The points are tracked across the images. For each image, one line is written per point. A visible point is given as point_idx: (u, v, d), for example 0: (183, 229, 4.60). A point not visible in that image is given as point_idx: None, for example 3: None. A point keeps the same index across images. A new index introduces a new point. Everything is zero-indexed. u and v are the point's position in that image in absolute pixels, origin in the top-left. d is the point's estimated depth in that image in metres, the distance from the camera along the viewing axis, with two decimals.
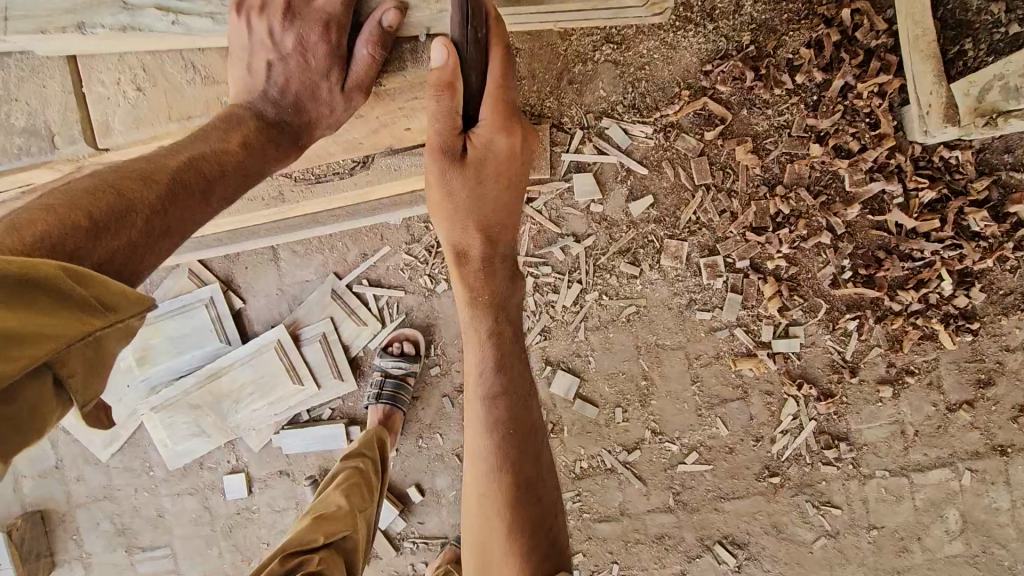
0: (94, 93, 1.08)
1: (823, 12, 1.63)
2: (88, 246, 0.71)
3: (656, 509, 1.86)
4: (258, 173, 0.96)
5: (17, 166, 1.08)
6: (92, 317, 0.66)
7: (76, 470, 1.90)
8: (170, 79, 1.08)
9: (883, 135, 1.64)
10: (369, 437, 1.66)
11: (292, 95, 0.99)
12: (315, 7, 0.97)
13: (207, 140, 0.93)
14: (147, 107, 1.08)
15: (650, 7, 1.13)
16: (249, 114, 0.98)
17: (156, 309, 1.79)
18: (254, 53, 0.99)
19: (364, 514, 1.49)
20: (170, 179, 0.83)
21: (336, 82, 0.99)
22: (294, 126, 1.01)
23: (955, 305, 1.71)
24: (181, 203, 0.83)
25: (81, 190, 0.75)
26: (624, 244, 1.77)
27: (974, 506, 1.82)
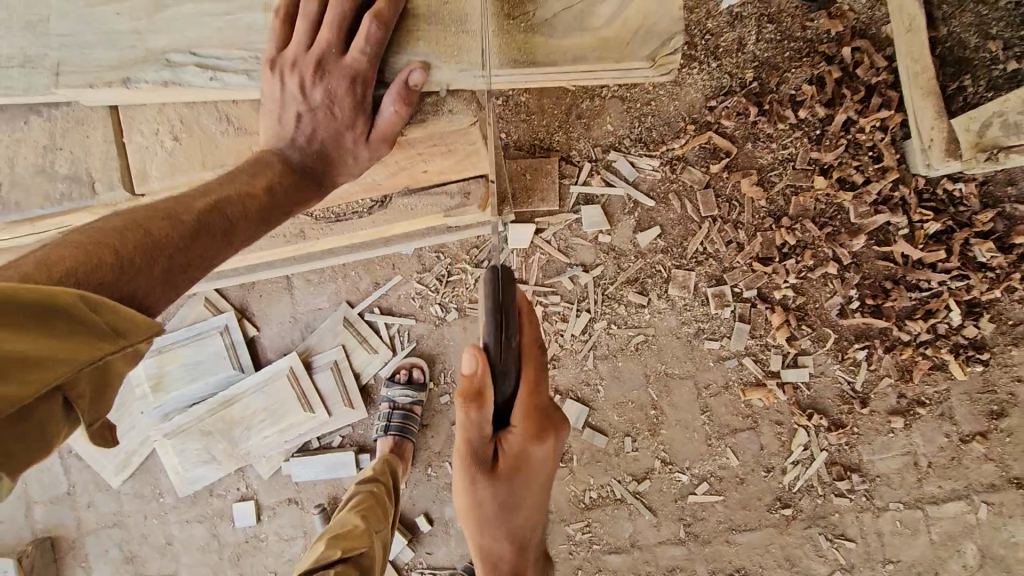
0: (134, 143, 1.13)
1: (824, 50, 1.68)
2: (113, 280, 0.74)
3: (667, 541, 1.84)
4: (280, 216, 1.00)
5: (59, 212, 1.12)
6: (101, 343, 0.68)
7: (87, 496, 1.91)
8: (205, 130, 1.14)
9: (886, 168, 1.68)
10: (381, 465, 1.68)
11: (318, 144, 1.04)
12: (344, 63, 0.99)
13: (234, 182, 0.97)
14: (183, 155, 1.13)
15: (656, 69, 1.15)
16: (278, 158, 1.03)
17: (172, 337, 1.83)
18: (285, 106, 1.03)
19: (380, 535, 1.45)
20: (197, 221, 0.87)
21: (361, 133, 1.04)
22: (318, 171, 1.06)
23: (965, 335, 1.72)
24: (203, 243, 0.87)
25: (112, 227, 0.79)
26: (632, 273, 1.80)
27: (992, 541, 1.78)
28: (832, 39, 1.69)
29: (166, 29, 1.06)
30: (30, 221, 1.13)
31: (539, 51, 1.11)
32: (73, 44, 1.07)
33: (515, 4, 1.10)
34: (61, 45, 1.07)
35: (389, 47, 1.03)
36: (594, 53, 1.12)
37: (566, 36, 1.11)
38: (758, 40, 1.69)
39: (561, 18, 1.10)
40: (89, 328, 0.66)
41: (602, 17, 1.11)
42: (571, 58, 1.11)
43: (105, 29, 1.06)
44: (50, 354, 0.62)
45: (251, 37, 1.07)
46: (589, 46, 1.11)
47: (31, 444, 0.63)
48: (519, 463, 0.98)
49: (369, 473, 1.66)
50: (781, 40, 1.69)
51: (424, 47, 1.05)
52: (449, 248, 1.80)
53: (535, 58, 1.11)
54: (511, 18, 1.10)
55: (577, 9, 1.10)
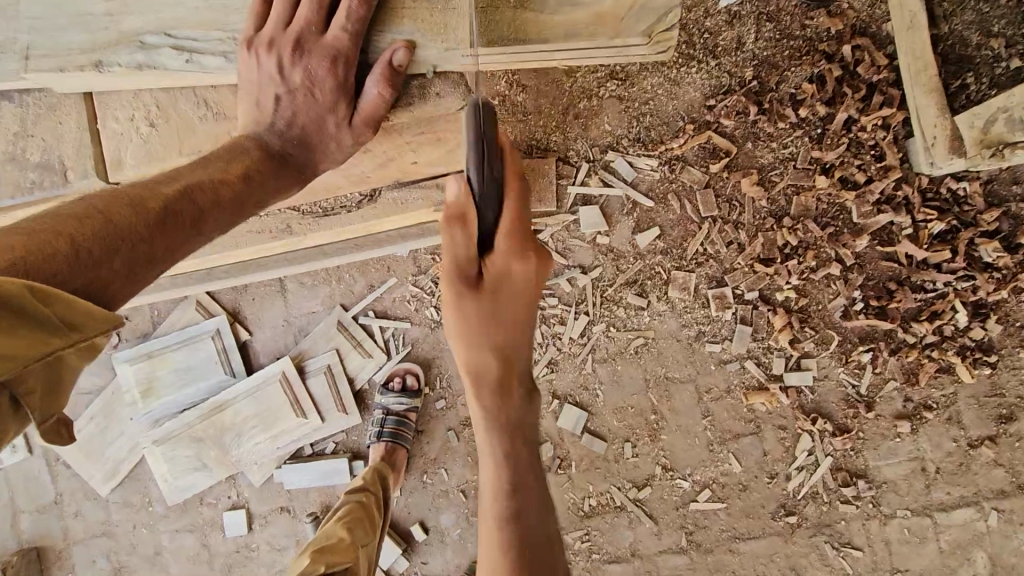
0: (107, 129, 1.10)
1: (824, 48, 1.66)
2: (70, 270, 0.71)
3: (669, 550, 1.79)
4: (255, 205, 0.97)
5: (30, 201, 1.10)
6: (55, 339, 0.64)
7: (74, 505, 1.87)
8: (182, 115, 1.10)
9: (889, 167, 1.65)
10: (371, 475, 1.65)
11: (298, 128, 1.01)
12: (324, 43, 0.98)
13: (206, 169, 0.94)
14: (159, 142, 1.10)
15: (652, 45, 1.14)
16: (254, 144, 1.00)
17: (162, 341, 1.79)
18: (263, 88, 1.00)
19: (365, 549, 1.45)
20: (163, 208, 0.84)
21: (343, 116, 1.01)
22: (297, 158, 1.03)
23: (971, 337, 1.68)
24: (170, 231, 0.84)
25: (69, 215, 0.76)
26: (631, 275, 1.76)
27: (1003, 549, 1.73)
28: (832, 37, 1.66)
29: (148, 19, 1.03)
30: (2, 211, 1.10)
31: (529, 29, 1.09)
32: (53, 36, 1.04)
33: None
34: (41, 37, 1.04)
35: (371, 29, 1.02)
36: (588, 28, 1.10)
37: (558, 11, 1.09)
38: (757, 38, 1.67)
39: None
40: (43, 321, 0.63)
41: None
42: (564, 35, 1.10)
43: (87, 20, 1.04)
44: (4, 351, 0.58)
45: (228, 18, 1.05)
46: (581, 22, 1.09)
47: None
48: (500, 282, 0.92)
49: (359, 482, 1.64)
50: (780, 38, 1.67)
51: (412, 25, 1.02)
52: None
53: (526, 36, 1.10)
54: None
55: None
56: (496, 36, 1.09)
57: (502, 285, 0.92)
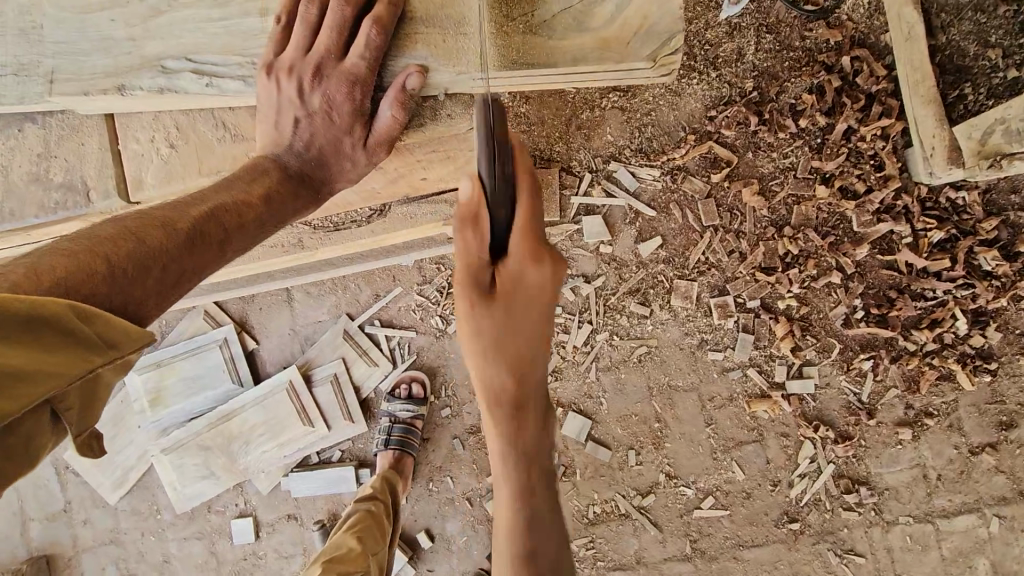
0: (129, 150, 1.13)
1: (823, 59, 1.69)
2: (103, 290, 0.73)
3: (673, 557, 1.81)
4: (277, 226, 1.00)
5: (52, 220, 1.12)
6: (94, 357, 0.67)
7: (83, 513, 1.89)
8: (201, 136, 1.13)
9: (889, 176, 1.67)
10: (378, 481, 1.67)
11: (316, 150, 1.03)
12: (342, 69, 0.99)
13: (230, 189, 0.96)
14: (178, 162, 1.13)
15: (657, 68, 1.14)
16: (275, 165, 1.02)
17: (171, 351, 1.81)
18: (282, 111, 1.02)
19: (376, 557, 1.48)
20: (190, 229, 0.86)
21: (359, 138, 1.04)
22: (317, 178, 1.05)
23: (972, 344, 1.69)
24: (197, 251, 0.86)
25: (102, 235, 0.78)
26: (634, 284, 1.78)
27: (1005, 556, 1.74)
28: (831, 48, 1.69)
29: (163, 38, 1.06)
30: (23, 230, 1.12)
31: (538, 55, 1.12)
32: (71, 55, 1.06)
33: (515, 6, 1.11)
34: (59, 56, 1.07)
35: (388, 55, 1.04)
36: (595, 53, 1.12)
37: (566, 37, 1.12)
38: (757, 50, 1.70)
39: (561, 19, 1.11)
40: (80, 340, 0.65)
41: (603, 16, 1.10)
42: (571, 60, 1.12)
43: (103, 38, 1.06)
44: (43, 369, 0.61)
45: (247, 43, 1.07)
46: (589, 47, 1.11)
47: (14, 459, 0.61)
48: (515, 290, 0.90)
49: (368, 489, 1.65)
50: (780, 50, 1.70)
51: (424, 50, 1.04)
52: (450, 260, 1.79)
53: (534, 61, 1.12)
54: (511, 20, 1.10)
55: (577, 10, 1.10)
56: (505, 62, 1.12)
57: (514, 291, 0.90)
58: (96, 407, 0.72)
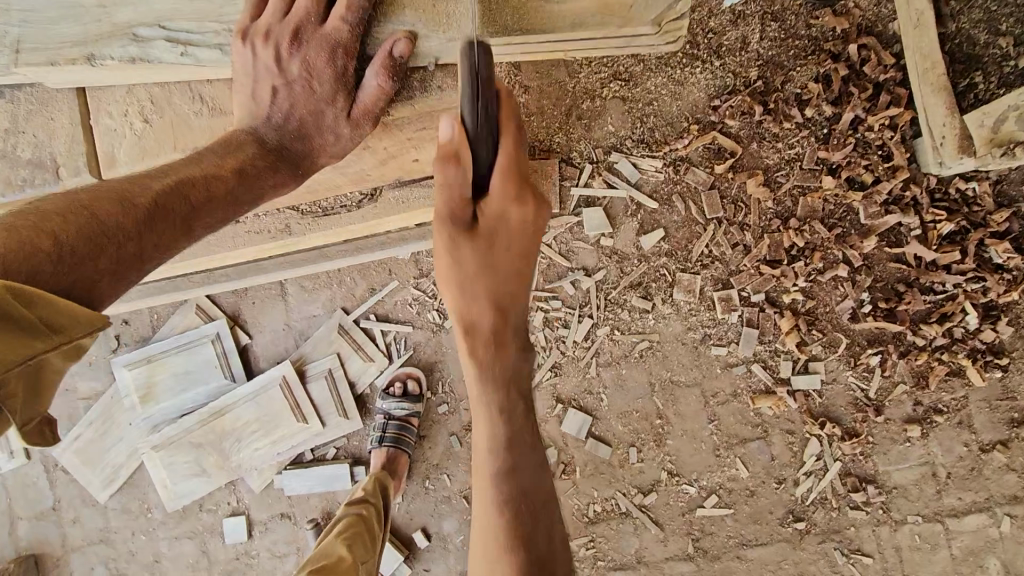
0: (102, 125, 1.09)
1: (830, 48, 1.64)
2: (54, 268, 0.68)
3: (676, 557, 1.77)
4: (252, 199, 0.96)
5: (19, 199, 1.08)
6: (40, 340, 0.62)
7: (72, 511, 1.85)
8: (176, 111, 1.09)
9: (897, 167, 1.63)
10: (372, 486, 1.63)
11: (296, 121, 1.00)
12: (323, 34, 0.96)
13: (197, 164, 0.93)
14: (152, 138, 1.09)
15: (662, 35, 1.13)
16: (250, 139, 0.99)
17: (160, 346, 1.77)
18: (259, 79, 0.99)
19: (365, 564, 1.43)
20: (151, 204, 0.82)
21: (342, 108, 1.00)
22: (292, 152, 1.01)
23: (982, 339, 1.65)
24: (159, 228, 0.82)
25: (51, 212, 0.74)
26: (635, 277, 1.74)
27: (1016, 555, 1.70)
28: (838, 36, 1.65)
29: (146, 15, 1.02)
30: None
31: (537, 19, 1.06)
32: (50, 32, 1.02)
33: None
34: (38, 33, 1.03)
35: (373, 22, 1.00)
36: (596, 19, 1.08)
37: (564, 1, 1.07)
38: (762, 38, 1.65)
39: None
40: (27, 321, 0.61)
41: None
42: (572, 25, 1.08)
43: (84, 16, 1.02)
44: None
45: (224, 9, 1.03)
46: (590, 12, 1.08)
47: None
48: (496, 227, 0.88)
49: (361, 492, 1.61)
50: (785, 39, 1.65)
51: (412, 16, 1.01)
52: None
53: (533, 27, 1.06)
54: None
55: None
56: (502, 28, 1.05)
57: (496, 231, 0.88)
58: (46, 400, 0.67)
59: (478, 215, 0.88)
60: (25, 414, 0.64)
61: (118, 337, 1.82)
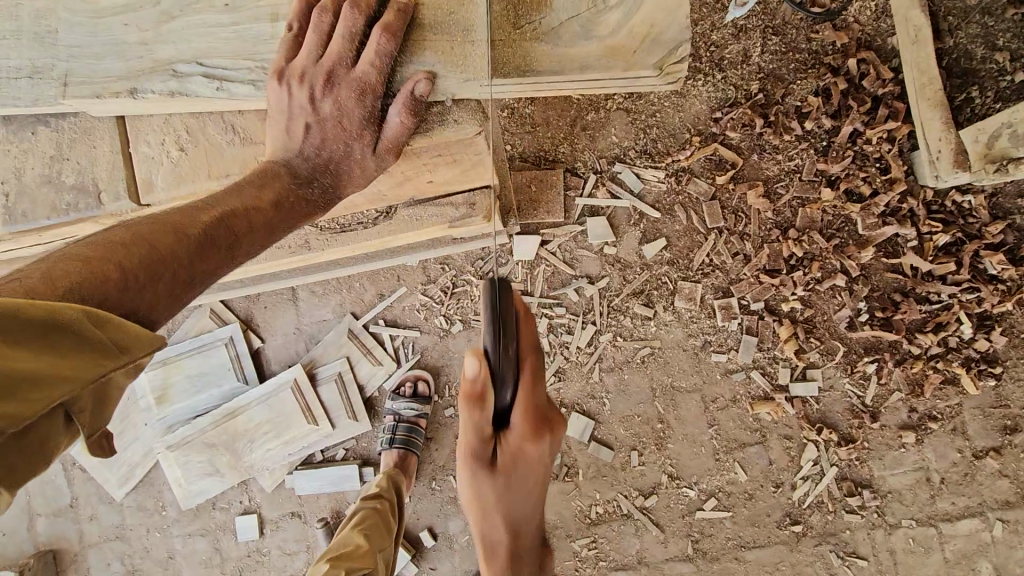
0: (140, 152, 1.15)
1: (830, 62, 1.68)
2: (119, 295, 0.73)
3: (675, 558, 1.81)
4: (284, 230, 1.02)
5: (65, 222, 1.14)
6: (107, 360, 0.67)
7: (90, 509, 1.90)
8: (210, 140, 1.15)
9: (895, 179, 1.67)
10: (383, 480, 1.67)
11: (326, 155, 1.05)
12: (354, 76, 1.00)
13: (240, 194, 0.98)
14: (188, 166, 1.15)
15: (665, 77, 1.13)
16: (283, 170, 1.04)
17: (176, 348, 1.83)
18: (292, 117, 1.03)
19: (383, 554, 1.48)
20: (201, 234, 0.88)
21: (368, 143, 1.05)
22: (323, 183, 1.07)
23: (977, 348, 1.69)
24: (208, 257, 0.88)
25: (116, 241, 0.78)
26: (637, 285, 1.78)
27: (1008, 559, 1.74)
28: (838, 50, 1.68)
29: (173, 39, 1.07)
30: (37, 230, 1.14)
31: (546, 63, 1.11)
32: (81, 56, 1.07)
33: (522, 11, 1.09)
34: (70, 58, 1.08)
35: (398, 60, 1.04)
36: (601, 63, 1.11)
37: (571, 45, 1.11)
38: (763, 52, 1.69)
39: (568, 26, 1.10)
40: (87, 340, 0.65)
41: (609, 25, 1.10)
42: (578, 68, 1.11)
43: (112, 39, 1.07)
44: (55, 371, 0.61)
45: (258, 47, 1.07)
46: (595, 56, 1.11)
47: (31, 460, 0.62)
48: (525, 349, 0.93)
49: (374, 488, 1.66)
50: (786, 53, 1.69)
51: (431, 55, 1.04)
52: (454, 260, 1.80)
53: (540, 69, 1.11)
54: (517, 28, 1.09)
55: (584, 18, 1.09)
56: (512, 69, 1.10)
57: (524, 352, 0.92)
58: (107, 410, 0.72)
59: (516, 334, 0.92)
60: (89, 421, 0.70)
61: None
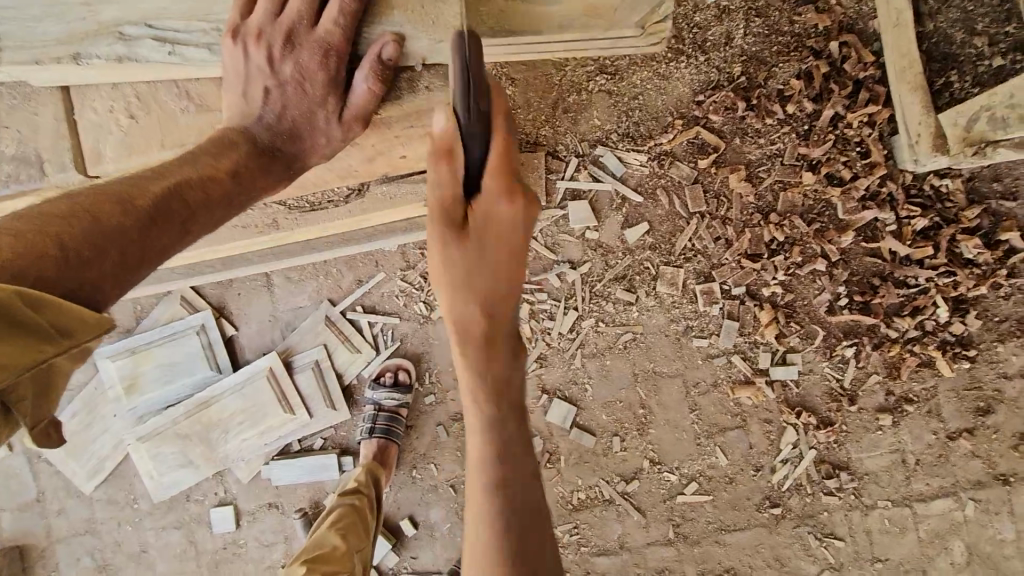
0: (86, 120, 1.09)
1: (811, 45, 1.68)
2: (57, 274, 0.69)
3: (656, 542, 1.82)
4: (245, 202, 0.96)
5: (4, 194, 1.07)
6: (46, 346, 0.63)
7: (57, 503, 1.84)
8: (164, 107, 1.09)
9: (874, 164, 1.67)
10: (362, 475, 1.66)
11: (289, 122, 1.00)
12: (314, 37, 0.97)
13: (195, 163, 0.92)
14: (139, 135, 1.08)
15: (647, 36, 1.14)
16: (242, 138, 0.98)
17: (146, 337, 1.76)
18: (251, 79, 0.99)
19: (360, 552, 1.52)
20: (150, 206, 0.83)
21: (332, 111, 1.00)
22: (287, 151, 1.01)
23: (952, 331, 1.71)
24: (159, 231, 0.83)
25: (50, 216, 0.74)
26: (619, 271, 1.77)
27: (980, 537, 1.77)
28: (820, 33, 1.68)
29: (131, 9, 1.02)
30: None
31: (525, 21, 1.10)
32: (30, 26, 1.01)
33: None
34: (18, 29, 1.02)
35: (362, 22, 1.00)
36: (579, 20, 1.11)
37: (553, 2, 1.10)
38: (746, 34, 1.68)
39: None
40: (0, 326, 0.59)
41: None
42: (556, 28, 1.11)
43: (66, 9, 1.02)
44: None
45: (212, 8, 1.03)
46: (574, 14, 1.11)
47: None
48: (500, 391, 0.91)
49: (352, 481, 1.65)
50: (769, 35, 1.68)
51: (400, 15, 1.01)
52: None
53: (518, 29, 1.10)
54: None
55: None
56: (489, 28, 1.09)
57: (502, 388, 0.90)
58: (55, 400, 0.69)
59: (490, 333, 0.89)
60: (32, 412, 0.66)
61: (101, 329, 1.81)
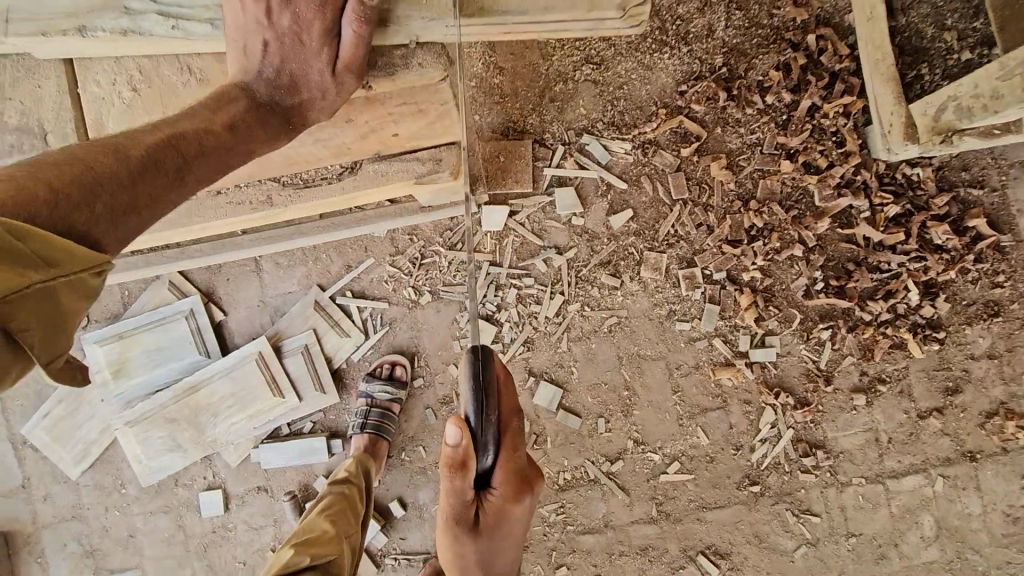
0: (89, 93, 1.15)
1: (790, 37, 1.73)
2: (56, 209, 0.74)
3: (640, 520, 1.86)
4: (241, 154, 1.02)
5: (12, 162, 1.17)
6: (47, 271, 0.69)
7: (43, 488, 1.84)
8: (164, 80, 1.14)
9: (849, 153, 1.73)
10: (354, 466, 1.66)
11: (288, 74, 1.05)
12: None
13: (194, 116, 0.99)
14: (140, 107, 1.14)
15: (628, 19, 1.18)
16: (241, 93, 1.04)
17: (134, 322, 1.77)
18: (249, 34, 1.04)
19: (349, 539, 1.48)
20: (148, 154, 0.89)
21: (327, 62, 1.04)
22: (284, 105, 1.06)
23: (922, 314, 1.78)
24: (155, 180, 0.88)
25: (51, 161, 0.79)
26: (605, 256, 1.81)
27: (948, 512, 1.84)
28: (798, 26, 1.73)
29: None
30: None
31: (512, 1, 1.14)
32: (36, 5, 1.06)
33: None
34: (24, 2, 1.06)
35: None
36: (565, 2, 1.14)
37: None
38: (728, 27, 1.73)
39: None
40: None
41: None
42: (542, 8, 1.14)
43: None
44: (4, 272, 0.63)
45: None
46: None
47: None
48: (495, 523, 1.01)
49: (343, 472, 1.65)
50: (749, 27, 1.73)
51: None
52: (422, 231, 1.79)
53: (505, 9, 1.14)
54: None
55: None
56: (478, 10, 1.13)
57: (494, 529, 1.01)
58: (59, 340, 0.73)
59: (481, 516, 1.00)
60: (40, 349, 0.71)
61: (89, 314, 1.81)
